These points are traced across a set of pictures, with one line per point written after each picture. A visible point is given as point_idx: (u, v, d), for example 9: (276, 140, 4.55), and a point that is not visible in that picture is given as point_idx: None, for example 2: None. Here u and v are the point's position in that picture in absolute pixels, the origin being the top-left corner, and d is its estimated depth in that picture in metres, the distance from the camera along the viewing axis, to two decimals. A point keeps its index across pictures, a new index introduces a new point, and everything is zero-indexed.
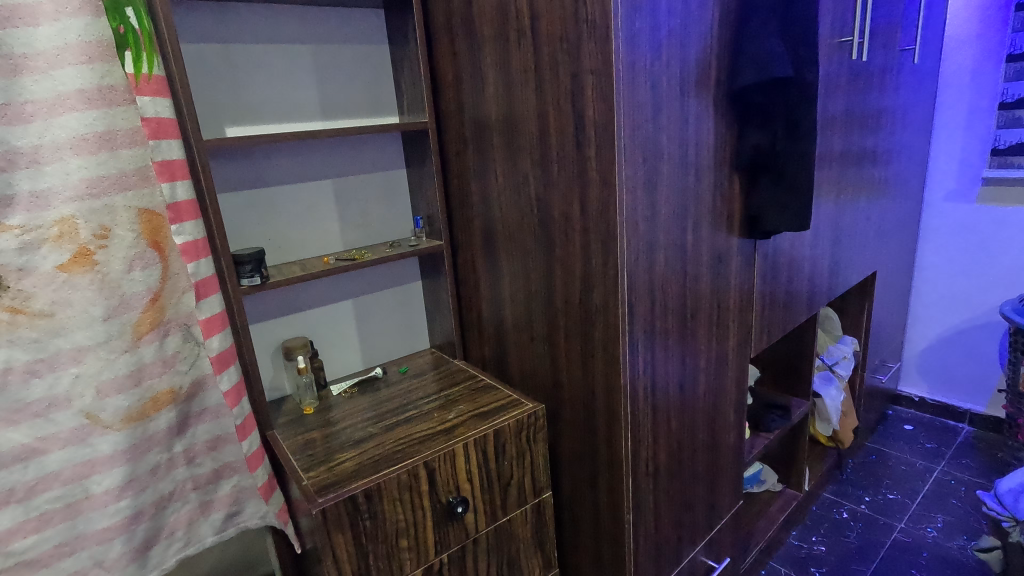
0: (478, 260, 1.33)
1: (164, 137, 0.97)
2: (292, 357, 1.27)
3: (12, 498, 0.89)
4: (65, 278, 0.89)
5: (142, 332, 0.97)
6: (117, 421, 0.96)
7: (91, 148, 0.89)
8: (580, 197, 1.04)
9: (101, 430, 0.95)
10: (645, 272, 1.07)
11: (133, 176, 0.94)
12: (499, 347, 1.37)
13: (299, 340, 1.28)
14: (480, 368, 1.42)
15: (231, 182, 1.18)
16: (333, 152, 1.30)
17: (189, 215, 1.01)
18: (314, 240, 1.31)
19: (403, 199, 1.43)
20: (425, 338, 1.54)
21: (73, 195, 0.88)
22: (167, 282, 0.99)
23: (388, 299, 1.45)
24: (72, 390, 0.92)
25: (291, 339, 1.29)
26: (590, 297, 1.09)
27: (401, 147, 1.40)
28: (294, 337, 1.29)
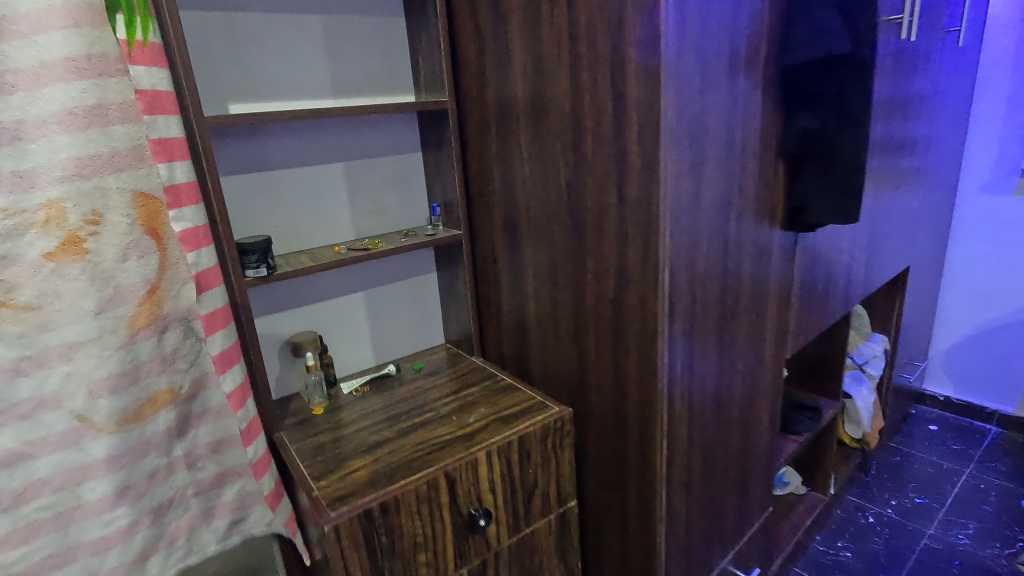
0: (499, 252, 1.24)
1: (160, 112, 0.89)
2: (301, 354, 1.18)
3: None
4: (53, 267, 0.80)
5: (138, 327, 0.89)
6: (112, 423, 0.88)
7: (80, 123, 0.80)
8: (618, 184, 0.95)
9: (93, 433, 0.87)
10: (686, 267, 0.98)
11: (128, 156, 0.84)
12: (519, 345, 1.28)
13: (308, 335, 1.20)
14: (498, 367, 1.33)
15: (235, 165, 1.09)
16: (344, 133, 1.21)
17: (188, 199, 0.93)
18: (323, 228, 1.22)
19: (419, 186, 1.34)
20: (440, 333, 1.46)
21: (61, 176, 0.79)
22: (165, 272, 0.90)
23: (401, 292, 1.37)
24: (62, 390, 0.84)
25: (299, 334, 1.21)
26: (626, 294, 1.00)
27: (417, 129, 1.30)
28: (302, 332, 1.21)
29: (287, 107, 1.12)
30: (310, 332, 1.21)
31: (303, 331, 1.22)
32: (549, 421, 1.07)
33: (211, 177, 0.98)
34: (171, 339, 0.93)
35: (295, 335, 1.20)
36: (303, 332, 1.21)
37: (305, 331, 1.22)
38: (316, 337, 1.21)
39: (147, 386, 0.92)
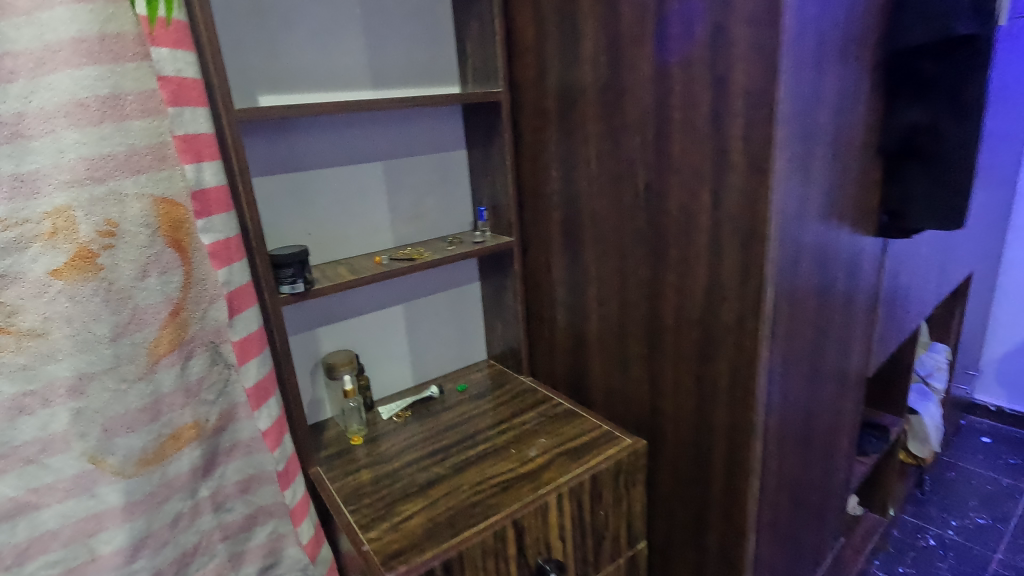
0: (556, 262, 1.12)
1: (186, 103, 0.75)
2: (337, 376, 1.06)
3: None
4: (61, 287, 0.68)
5: (159, 355, 0.76)
6: (129, 466, 0.75)
7: (92, 117, 0.67)
8: (715, 185, 0.81)
9: (109, 478, 0.74)
10: (789, 282, 0.85)
11: (148, 156, 0.71)
12: (577, 363, 1.15)
13: (344, 355, 1.07)
14: (551, 387, 1.21)
15: (265, 165, 0.96)
16: (384, 128, 1.08)
17: (217, 206, 0.80)
18: (361, 235, 1.09)
19: (463, 187, 1.21)
20: (482, 348, 1.33)
21: (69, 179, 0.66)
22: (190, 291, 0.78)
23: (443, 305, 1.24)
24: (72, 429, 0.71)
25: (335, 354, 1.08)
26: (719, 311, 0.86)
27: (462, 125, 1.17)
28: (338, 351, 1.08)
29: (323, 99, 0.99)
30: (347, 352, 1.08)
31: (339, 351, 1.09)
32: (622, 455, 0.94)
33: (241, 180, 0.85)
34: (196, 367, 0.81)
35: (330, 354, 1.07)
36: (339, 351, 1.09)
37: (342, 350, 1.09)
38: (352, 357, 1.08)
39: (168, 421, 0.79)
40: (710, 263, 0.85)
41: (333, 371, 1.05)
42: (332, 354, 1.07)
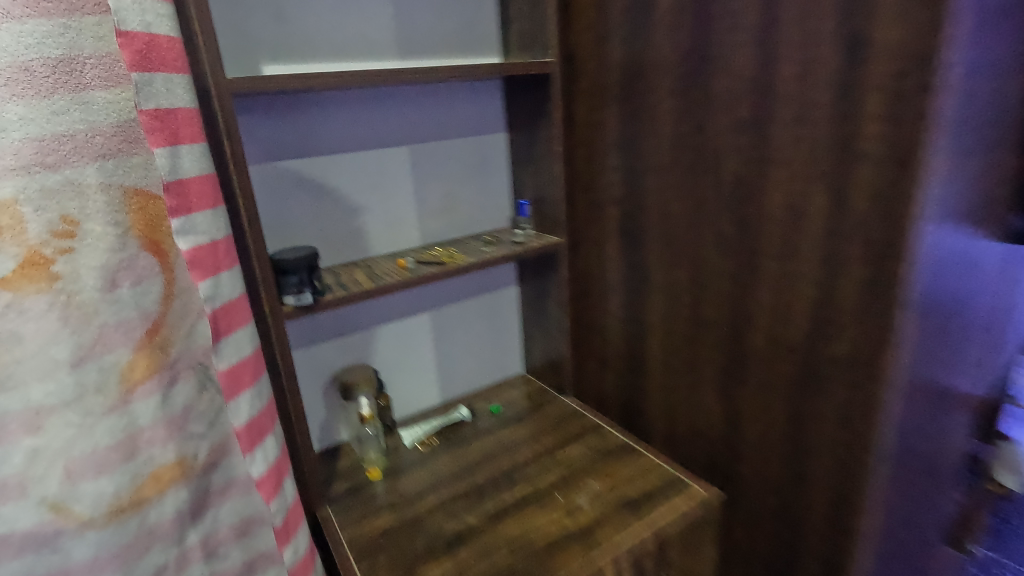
0: (612, 267, 0.94)
1: (159, 67, 0.53)
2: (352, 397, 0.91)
3: None
4: (7, 302, 0.47)
5: (134, 384, 0.53)
6: (100, 514, 0.52)
7: (41, 85, 0.47)
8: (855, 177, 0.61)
9: (76, 528, 0.51)
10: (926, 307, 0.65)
11: (115, 137, 0.51)
12: (632, 386, 0.98)
13: (360, 374, 0.93)
14: (599, 412, 1.03)
15: (268, 149, 0.81)
16: (412, 106, 0.91)
17: (201, 200, 0.58)
18: (383, 232, 0.93)
19: (502, 177, 1.04)
20: (519, 361, 1.17)
21: (13, 164, 0.46)
22: (172, 304, 0.56)
23: (475, 313, 1.08)
24: (27, 470, 0.49)
25: (349, 372, 0.93)
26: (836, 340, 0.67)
27: (502, 103, 1.00)
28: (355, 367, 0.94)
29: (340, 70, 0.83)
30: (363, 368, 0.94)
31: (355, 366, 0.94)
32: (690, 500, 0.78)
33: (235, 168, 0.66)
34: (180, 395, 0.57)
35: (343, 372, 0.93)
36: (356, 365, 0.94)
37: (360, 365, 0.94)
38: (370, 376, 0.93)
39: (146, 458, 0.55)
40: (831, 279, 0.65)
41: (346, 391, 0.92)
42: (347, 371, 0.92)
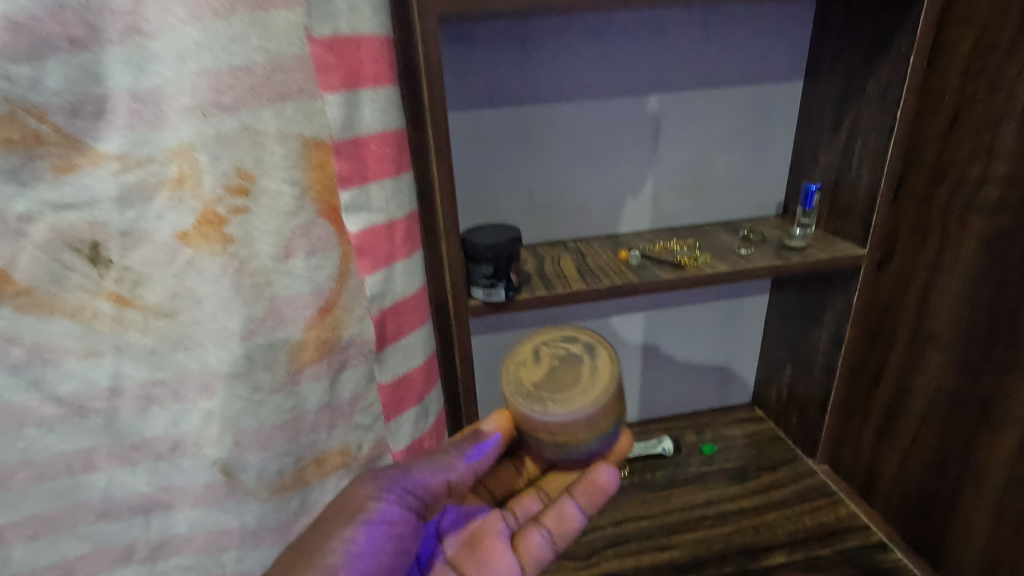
0: (925, 331, 0.63)
1: (359, 36, 0.48)
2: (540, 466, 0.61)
3: (132, 557, 0.62)
4: (189, 255, 0.51)
5: (304, 363, 0.56)
6: (263, 489, 0.61)
7: (218, 3, 0.42)
8: None
9: (241, 495, 0.61)
10: None
11: (297, 73, 0.46)
12: (898, 409, 0.68)
13: (584, 377, 0.50)
14: (866, 412, 0.72)
15: (478, 93, 0.63)
16: (673, 42, 0.65)
17: (379, 165, 0.52)
18: (604, 208, 0.72)
19: (782, 149, 0.73)
20: (749, 387, 0.91)
21: (191, 104, 0.45)
22: (342, 286, 0.54)
23: (703, 322, 0.84)
24: (202, 433, 0.58)
25: (563, 374, 0.51)
26: (1004, 426, 0.56)
27: (805, 35, 0.67)
28: (534, 361, 0.52)
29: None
30: (545, 415, 0.48)
31: (521, 385, 0.51)
32: None
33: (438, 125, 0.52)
34: (317, 390, 0.58)
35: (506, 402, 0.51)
36: (536, 363, 0.52)
37: (548, 372, 0.51)
38: (605, 399, 0.49)
39: (309, 443, 0.60)
40: (988, 327, 0.56)
41: (495, 435, 0.54)
42: (508, 359, 0.53)
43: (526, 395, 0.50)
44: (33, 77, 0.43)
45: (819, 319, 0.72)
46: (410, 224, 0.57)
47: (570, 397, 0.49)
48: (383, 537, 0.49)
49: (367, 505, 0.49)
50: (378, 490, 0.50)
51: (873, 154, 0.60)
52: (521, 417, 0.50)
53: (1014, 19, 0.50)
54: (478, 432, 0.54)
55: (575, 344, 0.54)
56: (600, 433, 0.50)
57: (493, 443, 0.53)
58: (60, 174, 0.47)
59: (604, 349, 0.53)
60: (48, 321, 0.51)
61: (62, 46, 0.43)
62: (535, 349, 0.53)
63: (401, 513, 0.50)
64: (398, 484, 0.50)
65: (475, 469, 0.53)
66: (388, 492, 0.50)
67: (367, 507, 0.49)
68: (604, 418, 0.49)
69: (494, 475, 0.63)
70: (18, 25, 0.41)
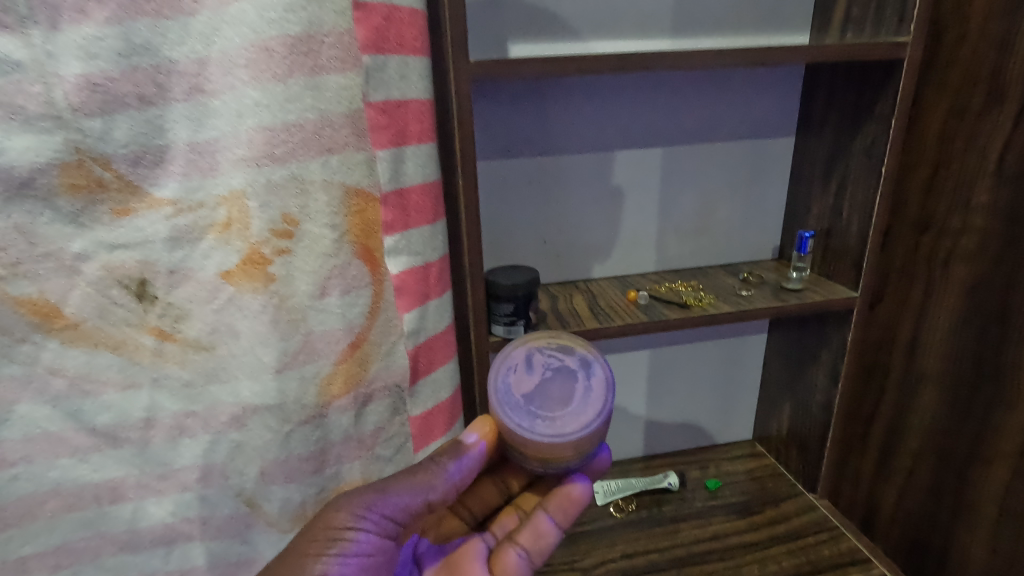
0: (916, 371, 0.67)
1: (408, 99, 0.53)
2: (519, 482, 0.61)
3: None
4: (230, 293, 0.54)
5: (333, 396, 0.59)
6: (284, 519, 0.62)
7: (278, 68, 0.47)
8: None
9: (264, 525, 0.62)
10: None
11: (344, 129, 0.51)
12: (893, 446, 0.71)
13: (576, 399, 0.50)
14: (863, 448, 0.76)
15: (498, 145, 0.69)
16: (677, 100, 0.71)
17: (419, 213, 0.56)
18: (613, 250, 0.77)
19: (777, 198, 0.79)
20: (749, 424, 0.94)
21: (245, 155, 0.50)
22: (374, 322, 0.58)
23: (705, 359, 0.87)
24: (230, 463, 0.59)
25: (554, 393, 0.51)
26: (995, 460, 0.60)
27: (795, 96, 0.74)
28: (528, 370, 0.52)
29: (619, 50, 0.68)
30: (530, 436, 0.49)
31: (511, 395, 0.51)
32: None
33: (468, 176, 0.57)
34: (342, 422, 0.60)
35: (491, 407, 0.52)
36: (530, 373, 0.52)
37: (541, 386, 0.51)
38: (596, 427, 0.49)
39: (331, 474, 0.62)
40: (976, 369, 0.60)
41: (479, 445, 0.52)
42: (501, 362, 0.53)
43: (515, 408, 0.50)
44: (104, 130, 0.48)
45: (817, 357, 0.76)
46: (443, 264, 0.61)
47: (559, 421, 0.49)
48: (359, 567, 0.47)
49: (342, 535, 0.47)
50: (353, 518, 0.47)
51: (862, 205, 0.65)
52: (509, 431, 0.50)
53: (983, 90, 0.56)
54: (459, 445, 0.52)
55: (572, 357, 0.53)
56: (578, 460, 0.50)
57: (475, 456, 0.51)
58: (117, 217, 0.50)
59: (602, 369, 0.52)
60: (92, 354, 0.53)
61: (130, 104, 0.47)
62: (527, 357, 0.53)
63: (378, 541, 0.48)
64: (375, 512, 0.47)
65: (457, 485, 0.51)
66: (365, 521, 0.47)
67: (343, 538, 0.47)
68: (587, 448, 0.49)
69: (473, 493, 0.63)
70: (96, 85, 0.46)
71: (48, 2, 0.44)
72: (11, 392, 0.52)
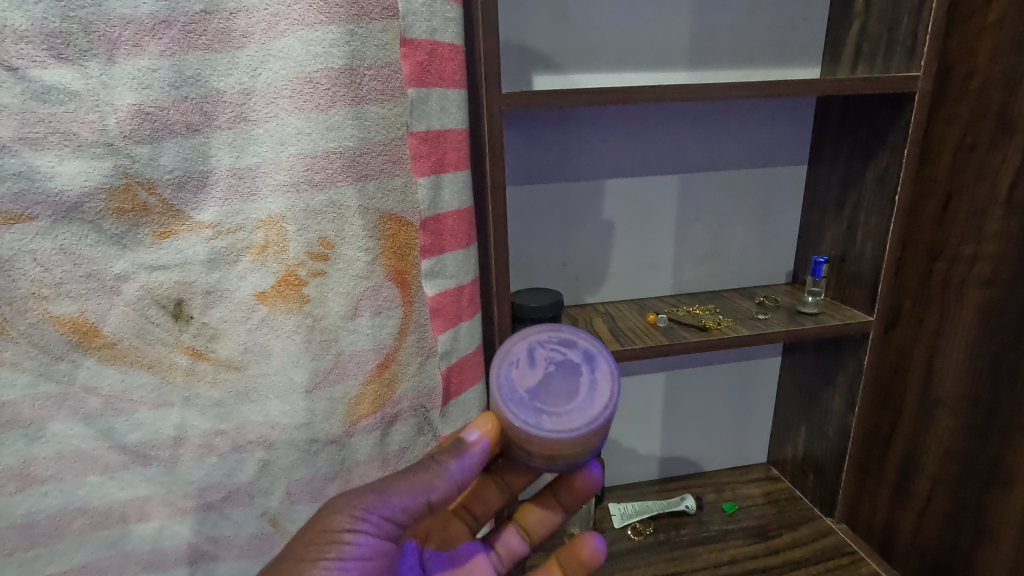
0: (932, 395, 0.68)
1: (446, 130, 0.55)
2: (521, 481, 0.60)
3: None
4: (264, 314, 0.54)
5: (359, 415, 0.59)
6: None
7: (320, 99, 0.50)
8: None
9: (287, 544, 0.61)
10: None
11: (380, 156, 0.53)
12: (911, 470, 0.72)
13: (581, 393, 0.50)
14: (880, 472, 0.76)
15: (521, 171, 0.71)
16: (695, 129, 0.74)
17: (453, 238, 0.58)
18: (630, 273, 0.78)
19: (790, 223, 0.81)
20: (762, 447, 0.94)
21: (286, 181, 0.52)
22: (403, 342, 0.59)
23: (720, 382, 0.88)
24: (257, 483, 0.58)
25: (558, 386, 0.50)
26: (1015, 485, 0.60)
27: (807, 126, 0.76)
28: (530, 365, 0.52)
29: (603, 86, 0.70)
30: (537, 433, 0.48)
31: (515, 391, 0.50)
32: None
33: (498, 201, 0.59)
34: (368, 442, 0.61)
35: (492, 403, 0.50)
36: (533, 368, 0.51)
37: (545, 381, 0.51)
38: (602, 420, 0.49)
39: None
40: (992, 393, 0.62)
41: (481, 443, 0.49)
42: (502, 357, 0.52)
43: (520, 404, 0.49)
44: (151, 156, 0.48)
45: (833, 381, 0.76)
46: (475, 287, 0.62)
47: (564, 416, 0.49)
48: (359, 572, 0.45)
49: (341, 538, 0.44)
50: (352, 520, 0.45)
51: (877, 231, 0.67)
52: (513, 429, 0.49)
53: (991, 124, 0.59)
54: (461, 443, 0.49)
55: (575, 350, 0.53)
56: (584, 456, 0.50)
57: (478, 454, 0.49)
58: (159, 239, 0.50)
59: (606, 362, 0.52)
60: (127, 372, 0.51)
61: (178, 131, 0.49)
62: (529, 352, 0.52)
63: (378, 544, 0.45)
64: (375, 513, 0.45)
65: (460, 484, 0.48)
66: (365, 523, 0.45)
67: (341, 541, 0.44)
68: (594, 443, 0.49)
69: (477, 497, 0.62)
70: (147, 113, 0.47)
71: (106, 36, 0.45)
72: (46, 409, 0.50)
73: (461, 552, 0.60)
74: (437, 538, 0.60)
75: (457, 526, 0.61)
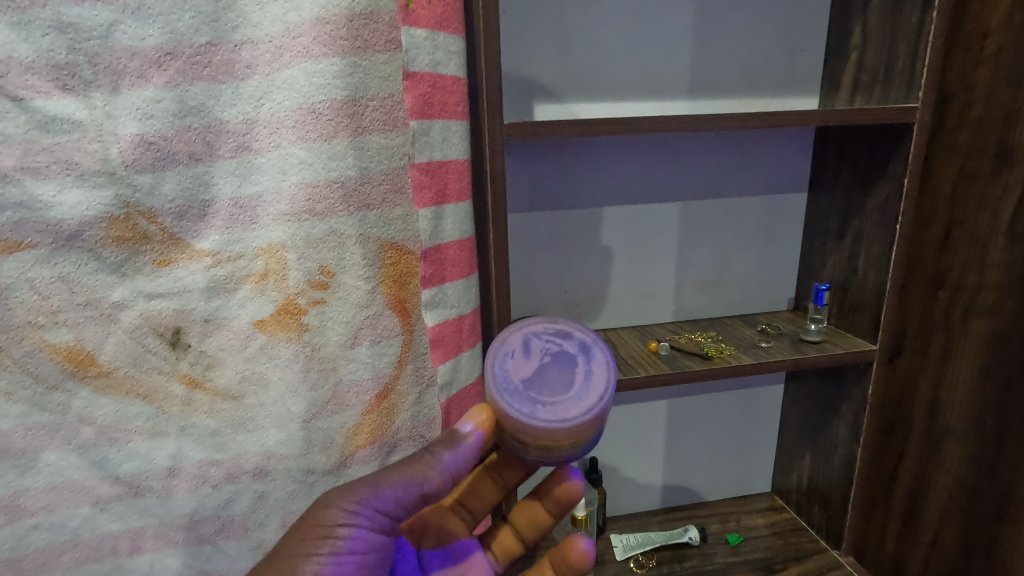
0: (938, 425, 0.67)
1: (447, 162, 0.55)
2: (516, 477, 0.58)
3: None
4: (263, 342, 0.54)
5: (357, 445, 0.59)
6: None
7: (323, 128, 0.50)
8: None
9: None
10: None
11: (382, 185, 0.54)
12: (919, 502, 0.70)
13: (578, 382, 0.49)
14: (888, 505, 0.75)
15: (524, 197, 0.71)
16: (695, 157, 0.74)
17: (455, 267, 0.58)
18: (631, 300, 0.78)
19: (791, 250, 0.80)
20: (767, 474, 0.93)
21: (287, 210, 0.52)
22: (403, 370, 0.58)
23: (723, 409, 0.87)
24: (252, 514, 0.57)
25: (552, 377, 0.49)
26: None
27: (807, 154, 0.77)
28: (525, 356, 0.51)
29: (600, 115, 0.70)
30: (532, 421, 0.47)
31: (510, 381, 0.49)
32: None
33: (500, 230, 0.59)
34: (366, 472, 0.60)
35: (486, 393, 0.49)
36: (527, 359, 0.51)
37: (539, 372, 0.50)
38: (600, 410, 0.48)
39: None
40: (999, 426, 0.61)
41: (475, 435, 0.48)
42: (497, 347, 0.51)
43: (515, 394, 0.48)
44: (153, 185, 0.48)
45: (837, 409, 0.75)
46: (475, 316, 0.62)
47: (560, 405, 0.48)
48: (354, 567, 0.44)
49: (334, 533, 0.43)
50: (347, 514, 0.44)
51: (878, 260, 0.67)
52: (507, 416, 0.47)
53: (990, 155, 0.59)
54: (456, 434, 0.47)
55: (570, 342, 0.52)
56: (579, 448, 0.48)
57: (472, 445, 0.48)
58: (159, 266, 0.50)
59: (602, 353, 0.52)
60: (122, 403, 0.51)
61: (180, 160, 0.49)
62: (524, 342, 0.52)
63: (371, 538, 0.45)
64: (369, 507, 0.45)
65: (454, 477, 0.47)
66: (358, 517, 0.44)
67: (334, 536, 0.43)
68: (590, 433, 0.48)
69: (472, 492, 0.59)
70: (150, 143, 0.47)
71: (112, 67, 0.45)
72: (39, 440, 0.49)
73: (457, 549, 0.59)
74: (433, 535, 0.58)
75: (453, 522, 0.59)
